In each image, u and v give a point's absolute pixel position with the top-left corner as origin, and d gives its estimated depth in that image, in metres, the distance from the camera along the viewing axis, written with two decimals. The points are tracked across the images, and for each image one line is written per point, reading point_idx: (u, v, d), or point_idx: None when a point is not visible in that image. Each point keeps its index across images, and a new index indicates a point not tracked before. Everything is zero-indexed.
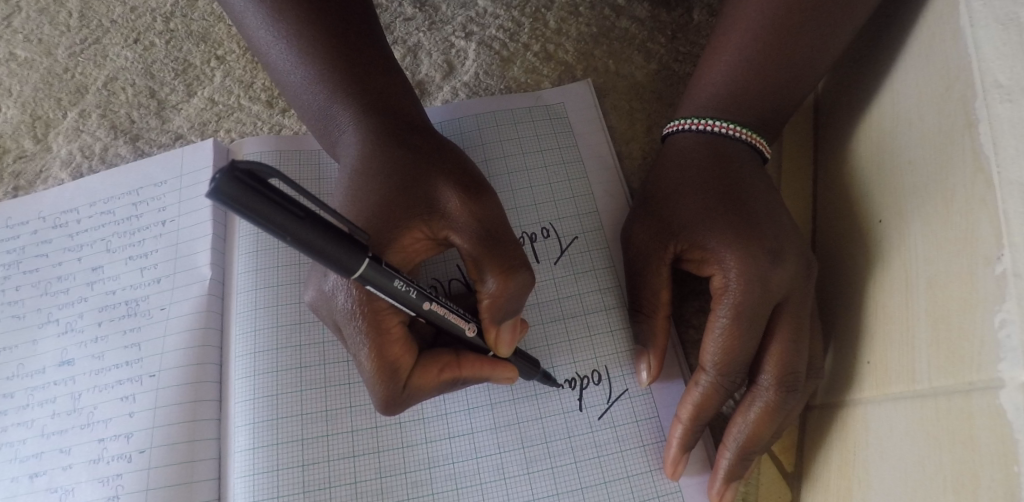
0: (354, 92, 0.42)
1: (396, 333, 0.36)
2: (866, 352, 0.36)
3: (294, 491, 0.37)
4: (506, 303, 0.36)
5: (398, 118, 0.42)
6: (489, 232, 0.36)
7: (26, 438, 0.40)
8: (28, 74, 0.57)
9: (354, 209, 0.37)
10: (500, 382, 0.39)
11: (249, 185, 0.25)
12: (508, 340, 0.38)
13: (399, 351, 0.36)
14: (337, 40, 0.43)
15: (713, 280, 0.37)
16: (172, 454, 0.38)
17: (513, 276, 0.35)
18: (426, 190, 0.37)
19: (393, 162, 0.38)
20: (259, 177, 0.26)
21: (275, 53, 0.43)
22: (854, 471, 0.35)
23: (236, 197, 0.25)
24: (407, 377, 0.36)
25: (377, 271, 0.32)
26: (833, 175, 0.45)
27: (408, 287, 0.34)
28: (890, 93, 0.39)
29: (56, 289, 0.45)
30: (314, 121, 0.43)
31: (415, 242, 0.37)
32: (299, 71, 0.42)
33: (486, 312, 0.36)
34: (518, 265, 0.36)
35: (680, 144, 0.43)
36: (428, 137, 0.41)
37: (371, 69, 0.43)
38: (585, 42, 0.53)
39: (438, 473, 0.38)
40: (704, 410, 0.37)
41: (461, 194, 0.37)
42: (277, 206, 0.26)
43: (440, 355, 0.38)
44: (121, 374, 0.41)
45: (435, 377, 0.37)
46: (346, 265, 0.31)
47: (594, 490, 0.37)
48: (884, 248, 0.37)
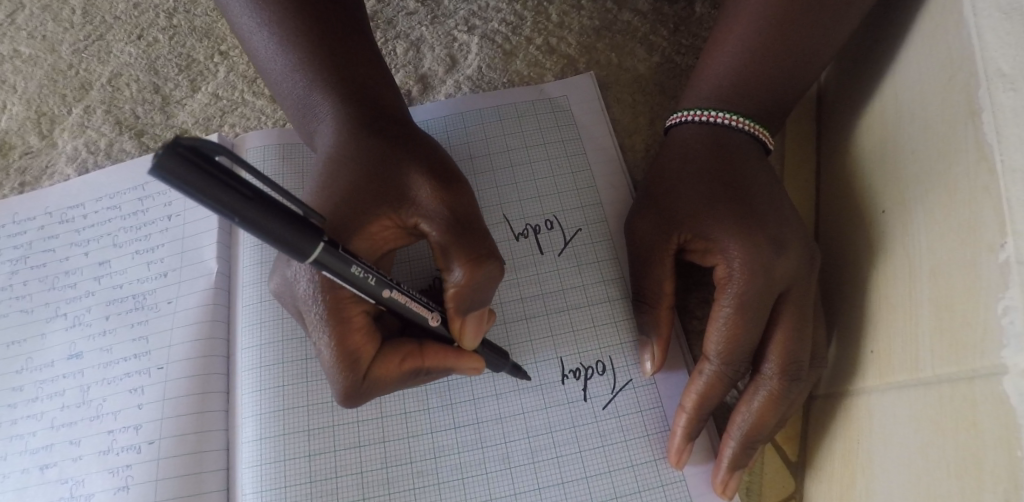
0: (336, 84, 0.42)
1: (359, 321, 0.36)
2: (870, 341, 0.36)
3: (301, 482, 0.37)
4: (472, 292, 0.36)
5: (381, 111, 0.42)
6: (458, 219, 0.36)
7: (35, 430, 0.41)
8: (32, 71, 0.57)
9: (325, 196, 0.37)
10: (466, 373, 0.38)
11: (192, 162, 0.25)
12: (473, 331, 0.37)
13: (360, 340, 0.36)
14: (328, 34, 0.43)
15: (717, 270, 0.37)
16: (180, 445, 0.38)
17: (480, 266, 0.35)
18: (398, 179, 0.37)
19: (367, 151, 0.38)
20: (201, 154, 0.25)
21: (262, 44, 0.43)
22: (859, 460, 0.35)
23: (178, 172, 0.25)
24: (368, 368, 0.36)
25: (333, 256, 0.32)
26: (836, 165, 0.45)
27: (366, 274, 0.34)
28: (893, 83, 0.39)
29: (63, 283, 0.45)
30: (294, 112, 0.43)
31: (384, 231, 0.37)
32: (283, 62, 0.43)
33: (450, 300, 0.36)
34: (485, 254, 0.35)
35: (683, 136, 0.43)
36: (405, 129, 0.41)
37: (362, 65, 0.44)
38: (587, 35, 0.53)
39: (443, 463, 0.38)
40: (708, 400, 0.37)
41: (433, 184, 0.37)
42: (221, 185, 0.26)
43: (401, 345, 0.37)
44: (129, 367, 0.41)
45: (397, 367, 0.37)
46: (298, 249, 0.30)
47: (599, 479, 0.37)
48: (888, 238, 0.37)
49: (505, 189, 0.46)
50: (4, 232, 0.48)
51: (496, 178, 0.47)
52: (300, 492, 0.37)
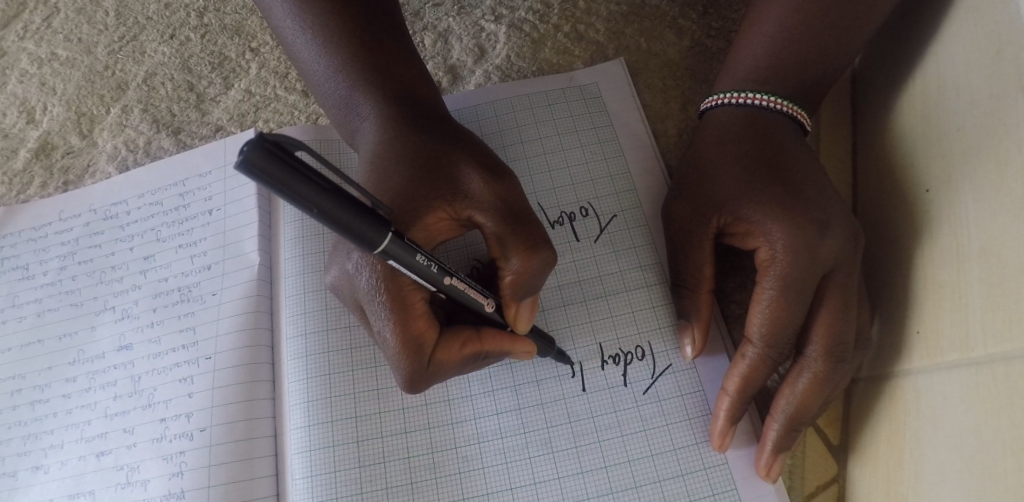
0: (374, 79, 0.43)
1: (420, 307, 0.36)
2: (916, 321, 0.36)
3: (350, 466, 0.39)
4: (528, 279, 0.37)
5: (418, 105, 0.43)
6: (511, 209, 0.37)
7: (91, 419, 0.43)
8: (70, 73, 0.58)
9: (380, 191, 0.38)
10: (520, 357, 0.39)
11: (276, 156, 0.26)
12: (526, 316, 0.38)
13: (423, 325, 0.36)
14: (357, 25, 0.43)
15: (759, 252, 0.37)
16: (231, 432, 0.40)
17: (536, 253, 0.36)
18: (450, 172, 0.38)
19: (417, 147, 0.39)
20: (285, 148, 0.26)
21: (299, 43, 0.44)
22: (906, 442, 0.35)
23: (265, 166, 0.26)
24: (431, 353, 0.37)
25: (400, 246, 0.33)
26: (874, 145, 0.44)
27: (430, 263, 0.35)
28: (934, 59, 0.38)
29: (110, 278, 0.47)
30: (336, 110, 0.44)
31: (438, 222, 0.38)
32: (321, 59, 0.43)
33: (507, 288, 0.37)
34: (539, 242, 0.36)
35: (720, 119, 0.43)
36: (446, 125, 0.42)
37: (395, 60, 0.44)
38: (615, 21, 0.53)
39: (487, 447, 0.39)
40: (751, 382, 0.37)
41: (483, 176, 0.38)
42: (303, 177, 0.27)
43: (460, 331, 0.38)
44: (178, 357, 0.43)
45: (459, 352, 0.38)
46: (369, 239, 0.31)
47: (641, 462, 0.38)
48: (933, 217, 0.36)
49: (538, 177, 0.47)
50: (54, 231, 0.51)
51: (529, 167, 0.47)
52: (350, 476, 0.38)
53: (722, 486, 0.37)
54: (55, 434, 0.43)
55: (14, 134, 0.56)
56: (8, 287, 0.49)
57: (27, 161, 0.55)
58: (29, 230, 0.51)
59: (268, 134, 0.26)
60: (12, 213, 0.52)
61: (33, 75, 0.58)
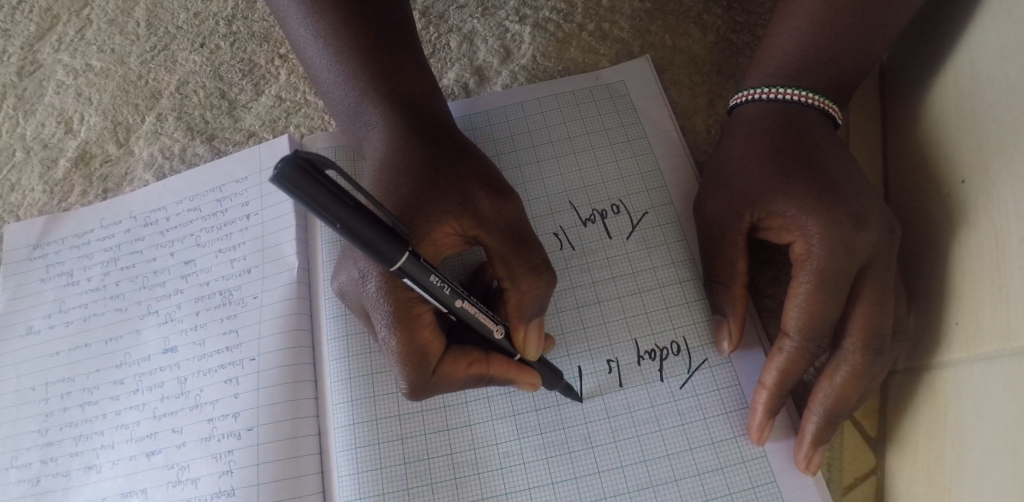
0: (383, 90, 0.44)
1: (427, 319, 0.37)
2: (954, 312, 0.36)
3: (395, 463, 0.40)
4: (533, 303, 0.38)
5: (424, 116, 0.44)
6: (517, 231, 0.38)
7: (140, 419, 0.44)
8: (105, 83, 0.60)
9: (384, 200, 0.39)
10: (523, 386, 0.39)
11: (308, 172, 0.27)
12: (535, 342, 0.39)
13: (430, 339, 0.37)
14: (367, 36, 0.45)
15: (794, 247, 0.38)
16: (277, 431, 0.41)
17: (540, 278, 0.38)
18: (456, 186, 0.39)
19: (421, 160, 0.40)
20: (316, 165, 0.28)
21: (314, 50, 0.45)
22: (947, 432, 0.35)
23: (297, 180, 0.27)
24: (435, 366, 0.38)
25: (416, 265, 0.34)
26: (906, 137, 0.44)
27: (442, 283, 0.35)
28: (967, 49, 0.38)
29: (153, 282, 0.49)
30: (345, 118, 0.45)
31: (445, 237, 0.38)
32: (333, 68, 0.44)
33: (514, 311, 0.38)
34: (544, 265, 0.38)
35: (750, 115, 0.43)
36: (452, 139, 0.43)
37: (407, 73, 0.45)
38: (640, 18, 0.53)
39: (527, 443, 0.39)
40: (789, 376, 0.37)
41: (490, 196, 0.39)
42: (331, 195, 0.28)
43: (468, 351, 0.39)
44: (223, 359, 0.44)
45: (463, 370, 0.38)
46: (387, 256, 0.32)
47: (680, 456, 0.38)
48: (969, 208, 0.36)
49: (568, 176, 0.47)
50: (96, 237, 0.52)
51: (559, 166, 0.47)
52: (395, 472, 0.40)
53: (762, 478, 0.38)
54: (106, 435, 0.45)
55: (53, 144, 0.58)
56: (54, 292, 0.51)
57: (67, 170, 0.56)
58: (72, 237, 0.53)
59: (302, 153, 0.28)
60: (56, 220, 0.53)
61: (70, 86, 0.60)
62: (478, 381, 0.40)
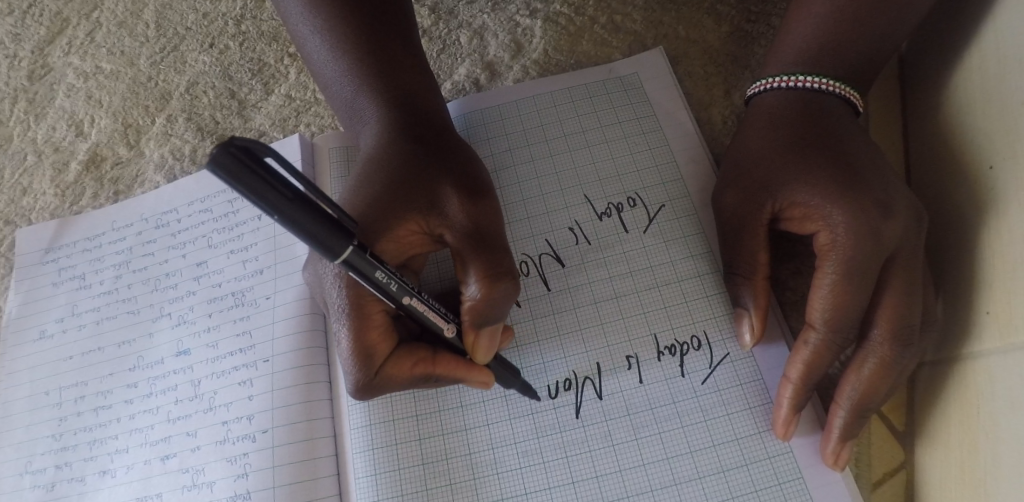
0: (379, 85, 0.44)
1: (377, 319, 0.38)
2: (986, 301, 0.35)
3: (414, 464, 0.39)
4: (488, 308, 0.37)
5: (418, 113, 0.43)
6: (483, 234, 0.38)
7: (154, 423, 0.44)
8: (115, 85, 0.59)
9: (361, 198, 0.39)
10: (474, 386, 0.39)
11: (245, 161, 0.28)
12: (485, 348, 0.38)
13: (376, 338, 0.38)
14: (367, 32, 0.44)
15: (818, 238, 0.37)
16: (292, 433, 0.41)
17: (496, 284, 0.36)
18: (431, 187, 0.39)
19: (407, 159, 0.40)
20: (255, 155, 0.28)
21: (313, 41, 0.45)
22: (980, 425, 0.34)
23: (233, 169, 0.27)
24: (381, 365, 0.38)
25: (362, 259, 0.34)
26: (928, 124, 0.43)
27: (389, 280, 0.35)
28: (993, 31, 0.37)
29: (165, 285, 0.49)
30: (342, 109, 0.45)
31: (410, 235, 0.39)
32: (331, 62, 0.44)
33: (467, 314, 0.37)
34: (504, 272, 0.37)
35: (769, 103, 0.42)
36: (445, 138, 0.42)
37: (407, 71, 0.45)
38: (652, 10, 0.52)
39: (547, 442, 0.39)
40: (815, 370, 0.36)
41: (461, 196, 0.39)
42: (267, 183, 0.28)
43: (415, 350, 0.39)
44: (236, 361, 0.44)
45: (409, 370, 0.38)
46: (330, 248, 0.32)
47: (703, 453, 0.37)
48: (998, 194, 0.35)
49: (583, 168, 0.46)
50: (108, 240, 0.52)
51: (573, 160, 0.47)
52: (414, 474, 0.39)
53: (789, 475, 0.37)
54: (119, 439, 0.44)
55: (65, 147, 0.58)
56: (66, 296, 0.51)
57: (79, 173, 0.56)
58: (84, 240, 0.52)
59: (241, 140, 0.28)
60: (67, 225, 0.53)
61: (80, 89, 0.60)
62: (427, 383, 0.39)
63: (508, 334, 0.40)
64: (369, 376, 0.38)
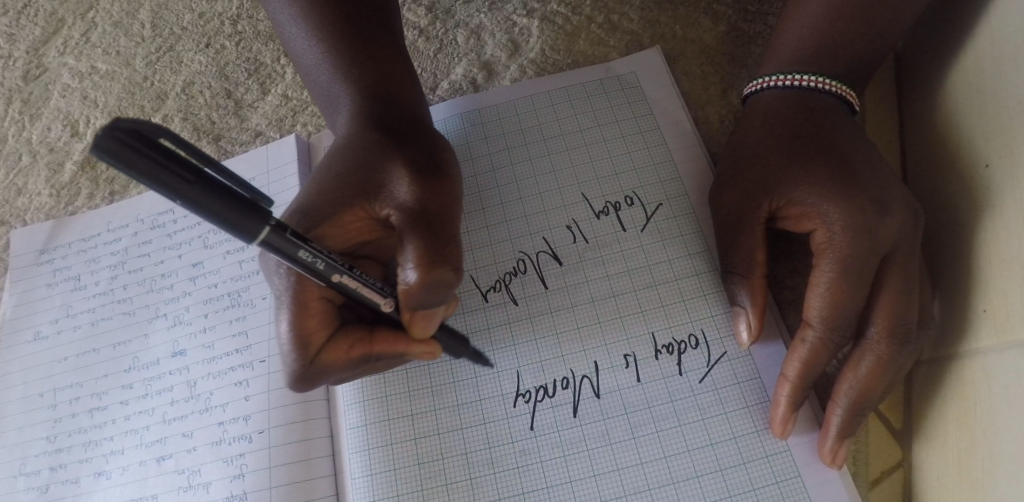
0: (353, 72, 0.44)
1: (316, 307, 0.38)
2: (982, 299, 0.35)
3: (411, 464, 0.39)
4: (420, 293, 0.36)
5: (390, 102, 0.43)
6: (424, 215, 0.37)
7: (150, 424, 0.44)
8: (111, 85, 0.59)
9: (320, 185, 0.39)
10: (417, 355, 0.39)
11: (128, 141, 0.28)
12: (422, 324, 0.38)
13: (313, 325, 0.38)
14: (344, 22, 0.44)
15: (815, 236, 0.37)
16: (289, 433, 0.41)
17: (429, 268, 0.35)
18: (387, 173, 0.39)
19: (371, 145, 0.40)
20: (143, 138, 0.28)
21: (292, 30, 0.45)
22: (978, 423, 0.34)
23: (116, 151, 0.28)
24: (317, 351, 0.38)
25: (282, 240, 0.34)
26: (924, 122, 0.43)
27: (315, 258, 0.35)
28: (988, 30, 0.38)
29: (161, 285, 0.48)
30: (320, 98, 0.45)
31: (357, 219, 0.39)
32: (310, 48, 0.44)
33: (402, 296, 0.36)
34: (439, 257, 0.36)
35: (767, 101, 0.42)
36: (414, 127, 0.42)
37: (385, 60, 0.45)
38: (649, 9, 0.52)
39: (544, 442, 0.39)
40: (813, 367, 0.36)
41: (410, 180, 0.38)
42: (163, 166, 0.29)
43: (352, 332, 0.39)
44: (232, 361, 0.44)
45: (346, 353, 0.38)
46: (245, 230, 0.32)
47: (701, 452, 0.37)
48: (994, 192, 0.35)
49: (580, 167, 0.46)
50: (103, 241, 0.51)
51: (569, 158, 0.47)
52: (410, 474, 0.39)
53: (786, 473, 0.36)
54: (114, 441, 0.44)
55: (60, 147, 0.57)
56: (60, 298, 0.50)
57: (74, 173, 0.56)
58: (79, 241, 0.52)
59: (125, 124, 0.28)
60: (62, 225, 0.53)
61: (75, 89, 0.60)
62: (369, 363, 0.39)
63: (455, 300, 0.40)
64: (305, 364, 0.38)
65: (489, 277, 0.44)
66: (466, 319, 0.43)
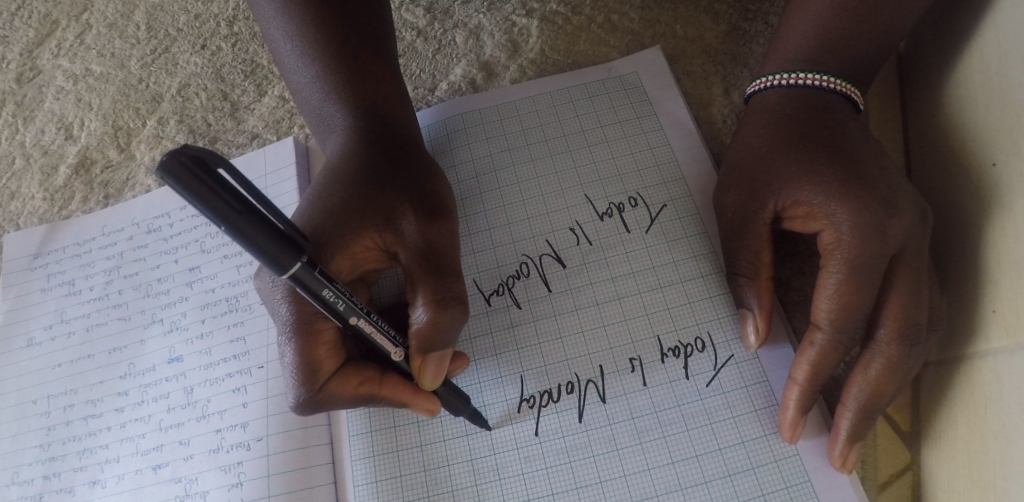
0: (348, 93, 0.43)
1: (327, 336, 0.37)
2: (990, 299, 0.35)
3: (415, 471, 0.39)
4: (436, 334, 0.36)
5: (386, 125, 0.43)
6: (435, 254, 0.38)
7: (146, 432, 0.43)
8: (105, 87, 0.58)
9: (318, 208, 0.39)
10: (419, 412, 0.39)
11: (193, 169, 0.28)
12: (433, 373, 0.37)
13: (324, 355, 0.37)
14: (342, 39, 0.44)
15: (821, 236, 0.36)
16: (289, 441, 0.40)
17: (444, 308, 0.36)
18: (385, 204, 0.39)
19: (366, 172, 0.40)
20: (205, 165, 0.29)
21: (286, 47, 0.44)
22: (988, 425, 0.33)
23: (181, 177, 0.28)
24: (325, 382, 0.37)
25: (309, 275, 0.34)
26: (929, 121, 0.42)
27: (337, 299, 0.35)
28: (993, 27, 0.37)
29: (157, 290, 0.48)
30: (312, 116, 0.44)
31: (365, 251, 0.38)
32: (304, 67, 0.44)
33: (415, 338, 0.37)
34: (453, 298, 0.36)
35: (771, 101, 0.42)
36: (410, 153, 0.42)
37: (380, 81, 0.44)
38: (650, 8, 0.52)
39: (549, 447, 0.38)
40: (822, 370, 0.36)
41: (417, 216, 0.38)
42: (218, 194, 0.29)
43: (361, 369, 0.38)
44: (230, 367, 0.43)
45: (353, 389, 0.38)
46: (280, 262, 0.32)
47: (709, 457, 0.37)
48: (1002, 191, 0.35)
49: (582, 168, 0.46)
50: (97, 246, 0.51)
51: (572, 159, 0.46)
52: (415, 480, 0.38)
53: (795, 478, 0.36)
54: (110, 449, 0.43)
55: (54, 150, 0.57)
56: (54, 303, 0.50)
57: (68, 176, 0.55)
58: (73, 246, 0.51)
59: (191, 151, 0.29)
60: (56, 229, 0.52)
61: (69, 92, 0.59)
62: (369, 404, 0.39)
63: (463, 360, 0.40)
64: (309, 395, 0.37)
65: (492, 281, 0.43)
66: (469, 323, 0.42)
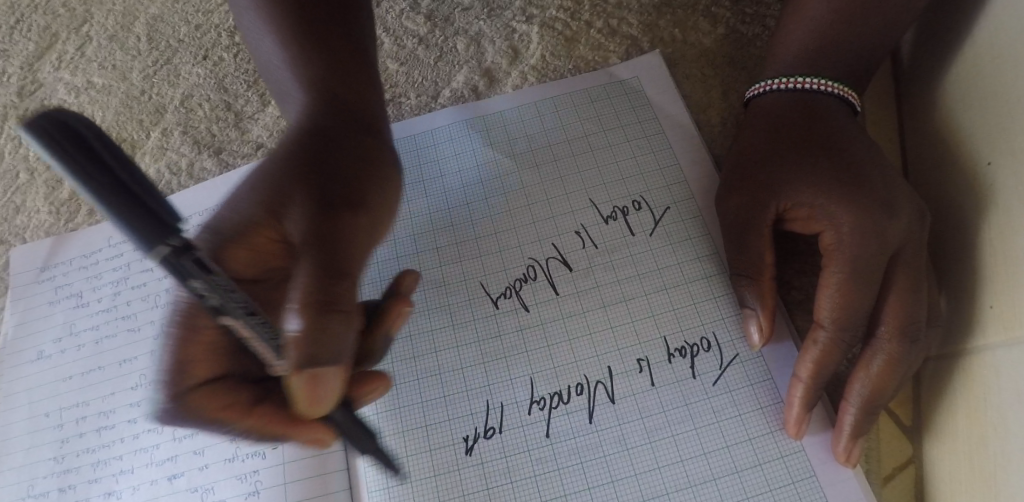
0: (309, 77, 0.44)
1: (208, 339, 0.36)
2: (987, 296, 0.36)
3: (426, 476, 0.39)
4: (310, 349, 0.31)
5: (335, 112, 0.43)
6: (320, 239, 0.34)
7: (160, 443, 0.43)
8: (108, 100, 0.59)
9: (238, 202, 0.38)
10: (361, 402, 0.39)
11: (56, 136, 0.24)
12: (314, 393, 0.32)
13: (201, 365, 0.36)
14: (311, 27, 0.45)
15: (822, 238, 0.37)
16: (304, 448, 0.41)
17: (326, 317, 0.31)
18: (293, 191, 0.37)
19: (299, 158, 0.39)
20: (71, 132, 0.24)
21: (259, 36, 0.46)
22: (987, 419, 0.34)
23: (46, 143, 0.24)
24: (194, 389, 0.36)
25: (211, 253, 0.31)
26: (924, 122, 0.43)
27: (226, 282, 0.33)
28: (984, 30, 0.38)
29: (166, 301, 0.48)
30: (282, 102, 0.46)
31: (265, 242, 0.37)
32: (276, 54, 0.45)
33: (292, 350, 0.31)
34: (332, 303, 0.31)
35: (769, 105, 0.43)
36: (347, 138, 0.41)
37: (357, 73, 0.46)
38: (648, 14, 0.52)
39: (560, 448, 0.38)
40: (825, 367, 0.37)
41: (313, 206, 0.36)
42: (86, 161, 0.24)
43: (226, 391, 0.37)
44: None
45: (219, 407, 0.37)
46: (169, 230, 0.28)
47: (717, 454, 0.37)
48: (996, 191, 0.36)
49: (586, 173, 0.46)
50: (105, 258, 0.51)
51: (575, 164, 0.47)
52: (427, 485, 0.39)
53: (801, 473, 0.37)
54: (124, 460, 0.44)
55: None
56: (63, 315, 0.50)
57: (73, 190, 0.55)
58: (80, 258, 0.52)
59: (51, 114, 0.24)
60: (62, 243, 0.53)
61: (71, 104, 0.59)
62: (225, 430, 0.37)
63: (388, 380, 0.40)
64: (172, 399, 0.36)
65: (499, 284, 0.44)
66: (477, 327, 0.42)
